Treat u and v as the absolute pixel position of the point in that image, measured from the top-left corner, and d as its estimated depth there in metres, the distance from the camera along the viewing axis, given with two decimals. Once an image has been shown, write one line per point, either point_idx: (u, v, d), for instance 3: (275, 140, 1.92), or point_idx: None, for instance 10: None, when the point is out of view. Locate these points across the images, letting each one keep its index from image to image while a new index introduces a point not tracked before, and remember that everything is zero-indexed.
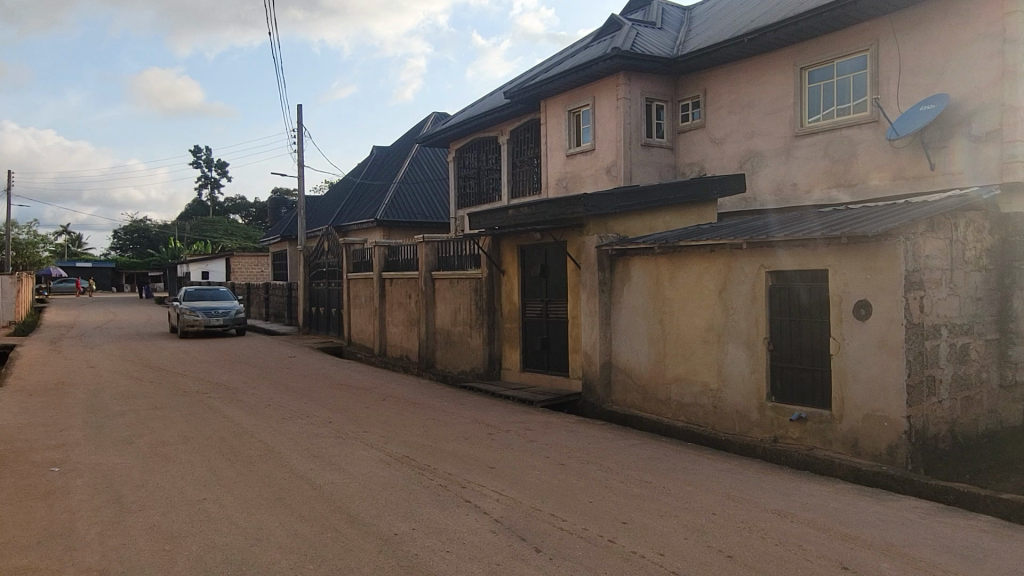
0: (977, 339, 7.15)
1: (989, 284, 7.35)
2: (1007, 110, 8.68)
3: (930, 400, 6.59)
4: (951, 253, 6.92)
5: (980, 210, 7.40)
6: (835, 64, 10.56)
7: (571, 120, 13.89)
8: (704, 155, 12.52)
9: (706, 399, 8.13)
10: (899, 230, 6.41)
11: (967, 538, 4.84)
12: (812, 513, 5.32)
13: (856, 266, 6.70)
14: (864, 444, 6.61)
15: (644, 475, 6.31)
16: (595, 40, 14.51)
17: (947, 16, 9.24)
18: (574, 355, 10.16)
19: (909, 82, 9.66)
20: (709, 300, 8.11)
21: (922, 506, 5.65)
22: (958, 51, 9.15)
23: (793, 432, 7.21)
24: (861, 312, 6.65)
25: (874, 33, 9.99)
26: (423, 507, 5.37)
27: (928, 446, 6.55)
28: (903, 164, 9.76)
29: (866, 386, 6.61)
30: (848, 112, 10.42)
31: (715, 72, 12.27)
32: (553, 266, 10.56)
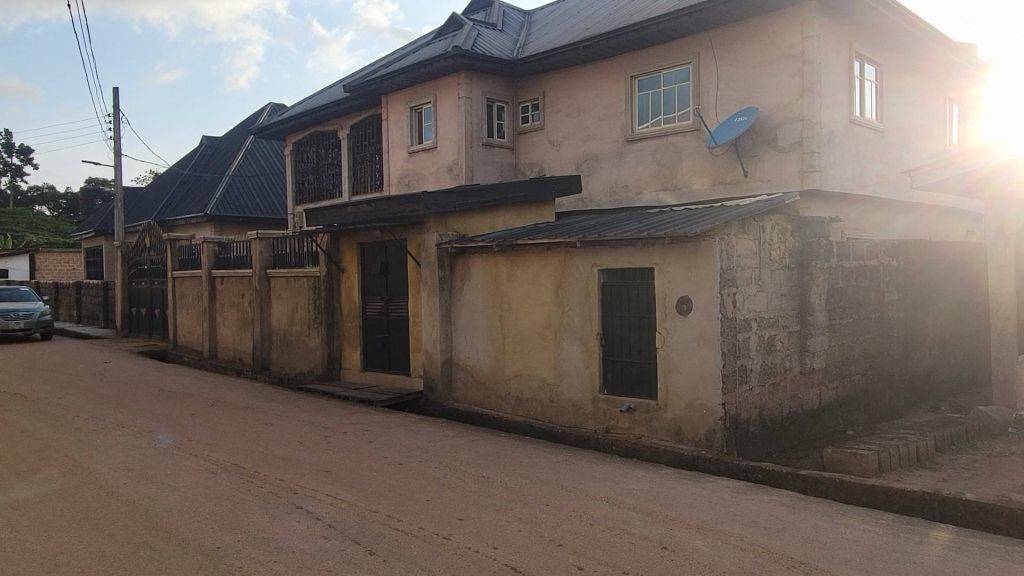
0: (781, 331, 7.88)
1: (791, 281, 8.11)
2: (807, 124, 9.64)
3: (743, 388, 7.18)
4: (759, 253, 7.58)
5: (783, 213, 8.14)
6: (662, 75, 11.24)
7: (414, 117, 13.79)
8: (543, 156, 12.88)
9: (543, 394, 8.37)
10: (716, 231, 6.92)
11: (771, 512, 5.31)
12: (637, 498, 5.62)
13: (678, 265, 7.16)
14: (685, 431, 7.10)
15: (482, 471, 6.38)
16: (437, 38, 14.47)
17: (756, 35, 10.11)
18: (414, 354, 10.09)
19: (725, 95, 10.48)
20: (546, 297, 8.35)
21: (733, 485, 6.15)
22: (766, 69, 10.05)
23: (623, 422, 7.60)
24: (682, 308, 7.13)
25: (695, 47, 10.74)
26: (251, 516, 5.10)
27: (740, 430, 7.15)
28: (721, 170, 10.57)
29: (687, 376, 7.09)
30: (673, 120, 11.12)
31: (552, 77, 12.66)
32: (393, 264, 10.44)
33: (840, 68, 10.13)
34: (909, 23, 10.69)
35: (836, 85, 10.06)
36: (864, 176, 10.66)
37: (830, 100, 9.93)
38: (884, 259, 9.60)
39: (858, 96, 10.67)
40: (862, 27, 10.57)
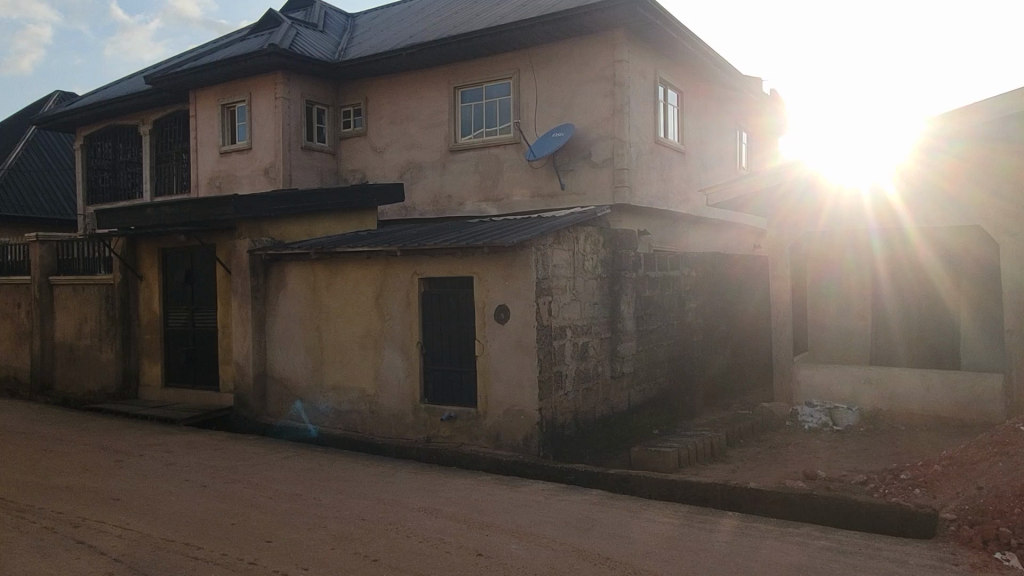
0: (593, 338, 8.27)
1: (602, 290, 8.55)
2: (617, 142, 10.26)
3: (558, 393, 7.45)
4: (573, 263, 7.91)
5: (595, 226, 8.56)
6: (484, 88, 11.45)
7: (226, 116, 12.99)
8: (365, 163, 12.63)
9: (363, 405, 8.18)
10: (532, 241, 7.14)
11: (582, 512, 5.53)
12: (454, 507, 5.62)
13: (496, 274, 7.30)
14: (504, 437, 7.24)
15: (295, 488, 6.09)
16: (252, 34, 13.74)
17: (572, 57, 10.61)
18: (224, 367, 9.46)
19: (543, 111, 10.88)
20: (366, 306, 8.17)
21: (548, 488, 6.34)
22: (581, 88, 10.57)
23: (444, 432, 7.60)
24: (500, 316, 7.26)
25: (516, 64, 11.06)
26: (18, 557, 4.48)
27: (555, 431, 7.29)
28: (540, 183, 10.96)
29: (506, 384, 7.23)
30: (495, 133, 11.36)
31: (375, 83, 12.48)
32: (200, 271, 9.73)
33: (646, 92, 10.89)
34: (703, 56, 11.72)
35: (642, 109, 10.81)
36: (668, 193, 11.53)
37: (637, 122, 10.63)
38: (685, 270, 10.42)
39: (663, 119, 11.53)
40: (665, 56, 11.44)
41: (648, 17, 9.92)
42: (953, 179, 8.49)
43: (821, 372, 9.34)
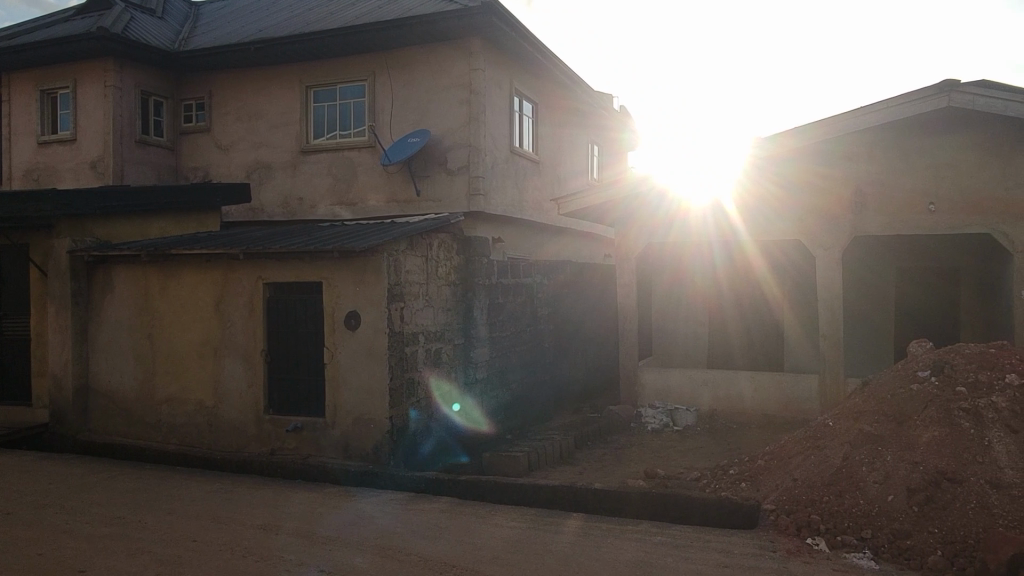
0: (446, 344, 8.25)
1: (456, 296, 8.55)
2: (473, 150, 10.33)
3: (410, 400, 7.36)
4: (426, 269, 7.86)
5: (448, 232, 8.55)
6: (338, 88, 11.14)
7: (47, 103, 11.85)
8: (208, 161, 11.91)
9: (201, 418, 7.68)
10: (384, 246, 7.00)
11: (430, 520, 5.47)
12: (296, 521, 5.39)
13: (346, 279, 7.09)
14: (353, 446, 7.06)
15: (118, 510, 5.59)
16: (79, 15, 12.58)
17: (429, 62, 10.57)
18: (38, 379, 8.54)
19: (398, 115, 10.74)
20: (205, 312, 7.67)
21: (397, 497, 6.23)
22: (437, 94, 10.54)
23: (289, 443, 7.28)
24: (351, 322, 7.06)
25: (371, 66, 10.86)
26: None
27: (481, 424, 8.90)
28: (395, 188, 10.81)
29: (355, 391, 7.05)
30: (348, 135, 11.08)
31: (219, 76, 11.80)
32: (10, 274, 8.75)
33: (501, 102, 11.04)
34: (556, 68, 12.03)
35: (498, 118, 10.94)
36: (521, 201, 11.73)
37: (492, 130, 10.75)
38: (537, 277, 10.66)
39: (517, 129, 11.73)
40: (520, 67, 11.65)
41: (503, 28, 10.05)
42: (778, 194, 9.20)
43: (662, 375, 9.87)
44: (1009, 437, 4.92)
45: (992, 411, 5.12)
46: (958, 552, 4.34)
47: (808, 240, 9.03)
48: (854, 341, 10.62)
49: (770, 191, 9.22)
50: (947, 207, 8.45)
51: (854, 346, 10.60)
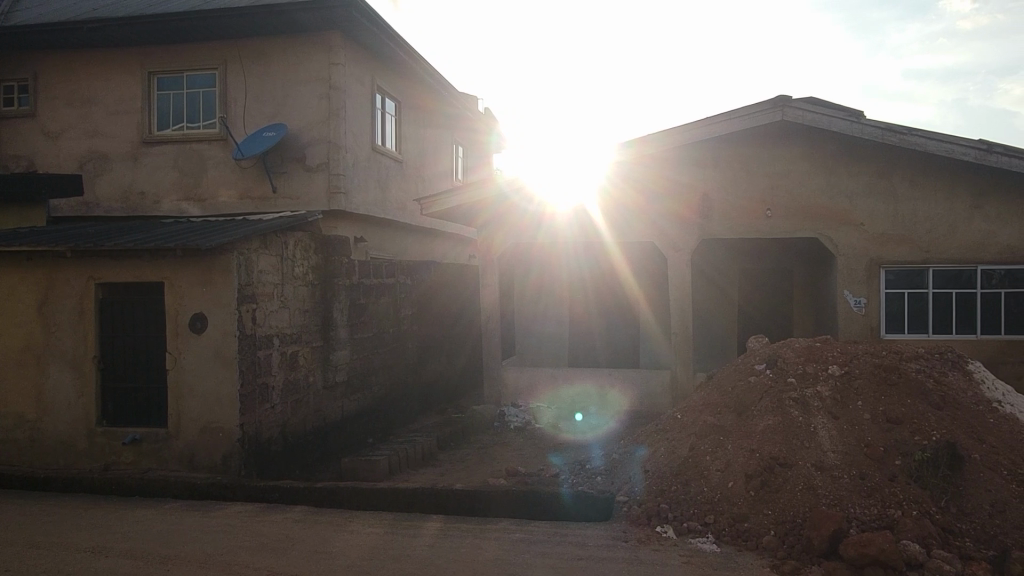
0: (303, 347, 7.94)
1: (313, 297, 8.23)
2: (332, 147, 10.01)
3: (262, 406, 7.00)
4: (280, 269, 7.50)
5: (305, 230, 8.22)
6: (185, 76, 10.44)
7: None
8: (34, 149, 10.81)
9: (21, 433, 6.93)
10: (233, 244, 6.61)
11: (281, 531, 5.22)
12: (130, 541, 4.97)
13: (191, 279, 6.64)
14: (199, 457, 6.63)
15: None
16: None
17: (285, 54, 10.15)
18: None
19: (252, 107, 10.22)
20: (26, 315, 6.93)
21: (246, 509, 5.90)
22: (294, 87, 10.13)
23: (126, 457, 6.73)
24: (196, 325, 6.63)
25: (222, 54, 10.27)
26: None
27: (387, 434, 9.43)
28: (248, 184, 10.29)
29: (201, 398, 6.61)
30: (196, 127, 10.41)
31: (47, 56, 10.74)
32: None
33: (363, 98, 10.78)
34: (420, 68, 11.94)
35: (358, 115, 10.67)
36: (384, 200, 11.51)
37: (353, 127, 10.47)
38: (399, 277, 10.47)
39: (379, 127, 11.49)
40: (382, 64, 11.43)
41: (363, 22, 9.81)
42: (634, 196, 9.57)
43: (526, 375, 10.02)
44: (832, 423, 5.35)
45: (817, 400, 5.55)
46: (788, 531, 4.68)
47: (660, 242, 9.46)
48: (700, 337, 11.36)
49: (626, 193, 9.56)
50: (781, 212, 9.14)
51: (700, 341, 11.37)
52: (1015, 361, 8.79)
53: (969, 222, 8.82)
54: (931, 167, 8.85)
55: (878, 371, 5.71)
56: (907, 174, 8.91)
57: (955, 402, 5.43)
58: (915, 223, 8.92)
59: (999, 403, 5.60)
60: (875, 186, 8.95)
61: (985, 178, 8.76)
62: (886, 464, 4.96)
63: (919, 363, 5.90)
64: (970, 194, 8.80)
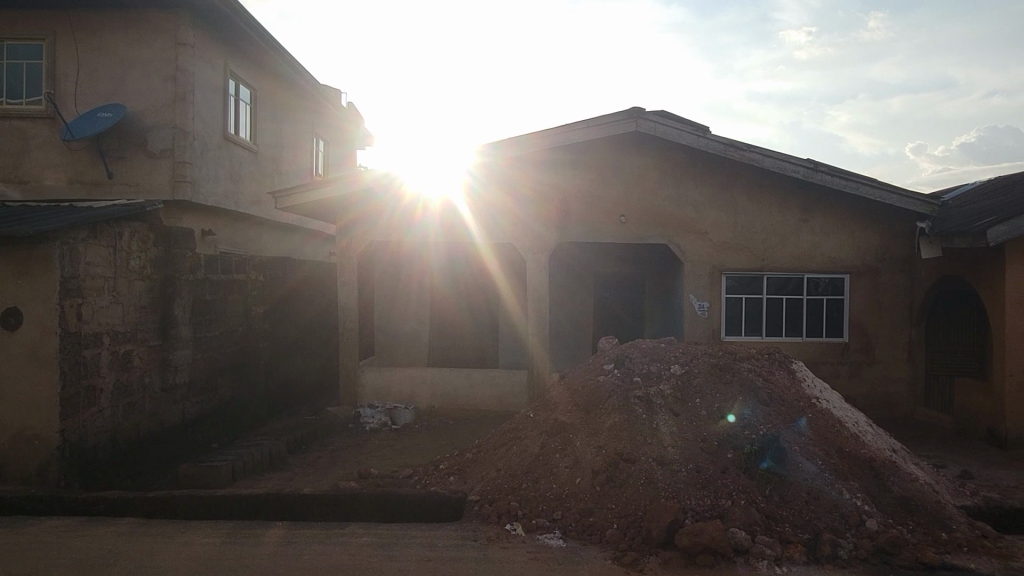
0: (138, 346, 7.35)
1: (152, 293, 7.65)
2: (178, 133, 9.37)
3: (88, 410, 6.42)
4: (113, 261, 6.90)
5: (144, 221, 7.61)
6: (6, 46, 9.40)
7: None
8: None
9: None
10: (56, 233, 6.01)
11: (104, 546, 4.79)
12: None
13: (5, 271, 5.97)
14: (10, 468, 5.97)
15: None
16: None
17: (126, 30, 9.38)
18: None
19: (87, 84, 9.37)
20: None
21: (64, 524, 5.38)
22: (136, 66, 9.39)
23: None
24: (10, 321, 5.96)
25: (51, 24, 9.33)
26: None
27: (233, 439, 8.93)
28: (80, 168, 9.42)
29: (13, 402, 5.96)
30: (18, 102, 9.39)
31: None
32: None
33: (214, 83, 10.17)
34: (279, 57, 11.42)
35: (209, 100, 10.05)
36: (236, 192, 10.91)
37: (202, 113, 9.84)
38: (251, 273, 9.96)
39: (232, 115, 10.88)
40: (237, 49, 10.84)
41: (216, 3, 9.25)
42: (503, 198, 9.62)
43: (383, 375, 9.83)
44: (672, 420, 5.64)
45: (660, 397, 5.83)
46: (630, 523, 4.87)
47: (524, 244, 9.57)
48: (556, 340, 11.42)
49: (496, 195, 9.58)
50: (633, 219, 9.56)
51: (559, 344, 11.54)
52: (833, 361, 9.66)
53: (798, 234, 9.61)
54: (766, 182, 9.57)
55: (715, 370, 6.09)
56: (746, 188, 9.58)
57: (780, 398, 5.89)
58: (752, 234, 9.61)
59: (817, 399, 6.13)
60: (718, 198, 9.57)
61: (812, 194, 9.59)
62: (719, 456, 5.29)
63: (750, 362, 6.35)
64: (799, 208, 9.60)
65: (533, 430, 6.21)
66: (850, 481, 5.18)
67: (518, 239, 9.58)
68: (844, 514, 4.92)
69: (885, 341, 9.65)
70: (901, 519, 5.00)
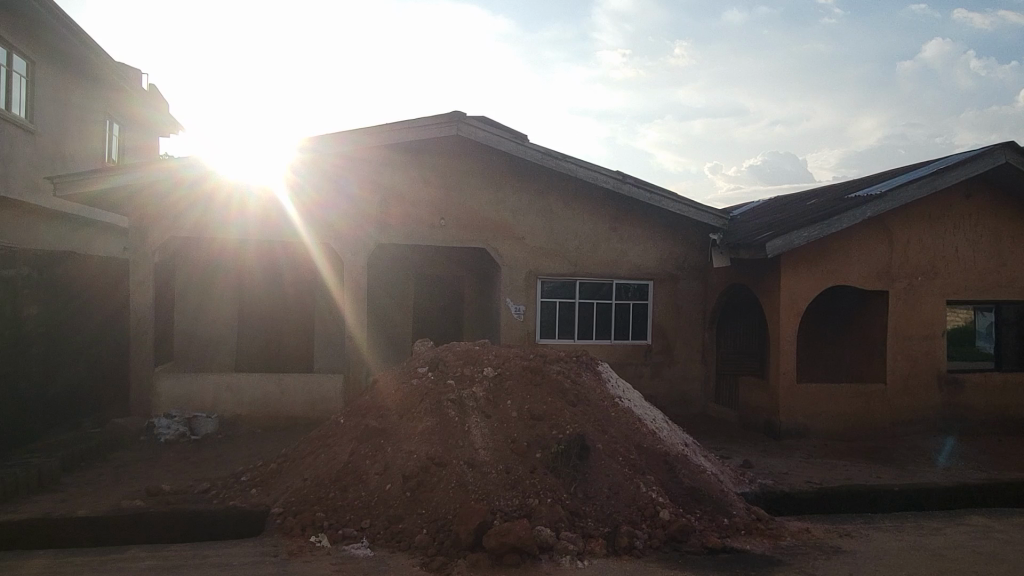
0: None
1: None
2: None
3: None
4: None
5: None
6: None
7: None
8: None
9: None
10: None
11: None
12: None
13: None
14: None
15: None
16: None
17: None
18: None
19: None
20: None
21: None
22: None
23: None
24: None
25: None
26: None
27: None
28: None
29: None
30: None
31: None
32: None
33: None
34: (65, 30, 10.23)
35: None
36: (5, 176, 9.57)
37: None
38: (24, 269, 8.81)
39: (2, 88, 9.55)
40: (10, 14, 9.54)
41: None
42: (330, 196, 9.25)
43: (182, 381, 9.08)
44: (484, 422, 5.68)
45: (472, 399, 5.87)
46: (438, 528, 4.83)
47: (357, 244, 9.29)
48: (379, 337, 11.25)
49: (324, 193, 9.19)
50: (453, 223, 9.58)
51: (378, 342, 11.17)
52: (637, 362, 10.29)
53: (608, 242, 10.15)
54: (579, 192, 10.01)
55: (526, 372, 6.24)
56: (561, 197, 9.96)
57: (586, 398, 6.15)
58: (566, 241, 10.00)
59: (619, 398, 6.47)
60: (535, 205, 9.86)
61: (621, 205, 10.16)
62: (528, 457, 5.40)
63: (559, 364, 6.57)
64: (609, 218, 10.14)
65: (342, 437, 5.99)
66: (647, 475, 5.51)
67: (351, 239, 9.27)
68: (640, 506, 5.21)
69: (683, 343, 10.44)
70: (689, 508, 5.39)
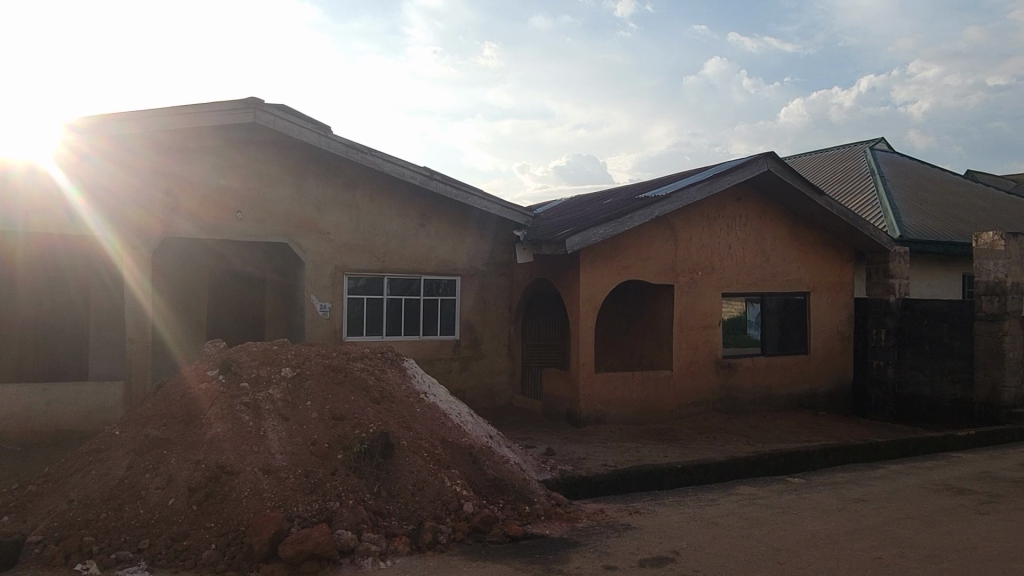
0: None
1: None
2: None
3: None
4: None
5: None
6: None
7: None
8: None
9: None
10: None
11: None
12: None
13: None
14: None
15: None
16: None
17: None
18: None
19: None
20: None
21: None
22: None
23: None
24: None
25: None
26: None
27: None
28: None
29: None
30: None
31: None
32: None
33: None
34: None
35: None
36: None
37: None
38: None
39: None
40: None
41: None
42: (113, 182, 8.43)
43: None
44: (281, 426, 5.39)
45: (269, 403, 5.55)
46: (229, 542, 4.51)
47: (149, 236, 8.53)
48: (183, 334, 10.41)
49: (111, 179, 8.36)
50: (251, 216, 9.01)
51: (184, 332, 10.37)
52: (445, 358, 10.33)
53: (416, 237, 10.08)
54: (385, 187, 9.84)
55: (328, 372, 6.01)
56: (367, 191, 9.74)
57: (390, 396, 6.05)
58: (373, 236, 9.79)
59: (425, 394, 6.45)
60: (339, 198, 9.55)
61: (428, 201, 10.15)
62: (329, 459, 5.20)
63: (363, 362, 6.40)
64: (417, 213, 10.08)
65: (117, 451, 5.39)
66: (451, 469, 5.52)
67: (141, 231, 8.50)
68: (444, 501, 5.21)
69: (490, 337, 10.66)
70: (492, 499, 5.49)
